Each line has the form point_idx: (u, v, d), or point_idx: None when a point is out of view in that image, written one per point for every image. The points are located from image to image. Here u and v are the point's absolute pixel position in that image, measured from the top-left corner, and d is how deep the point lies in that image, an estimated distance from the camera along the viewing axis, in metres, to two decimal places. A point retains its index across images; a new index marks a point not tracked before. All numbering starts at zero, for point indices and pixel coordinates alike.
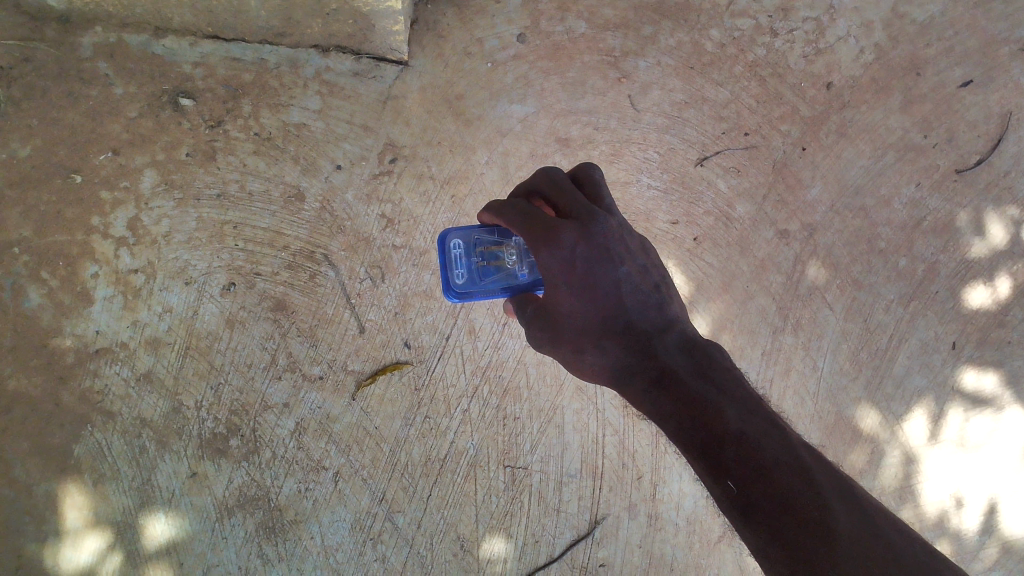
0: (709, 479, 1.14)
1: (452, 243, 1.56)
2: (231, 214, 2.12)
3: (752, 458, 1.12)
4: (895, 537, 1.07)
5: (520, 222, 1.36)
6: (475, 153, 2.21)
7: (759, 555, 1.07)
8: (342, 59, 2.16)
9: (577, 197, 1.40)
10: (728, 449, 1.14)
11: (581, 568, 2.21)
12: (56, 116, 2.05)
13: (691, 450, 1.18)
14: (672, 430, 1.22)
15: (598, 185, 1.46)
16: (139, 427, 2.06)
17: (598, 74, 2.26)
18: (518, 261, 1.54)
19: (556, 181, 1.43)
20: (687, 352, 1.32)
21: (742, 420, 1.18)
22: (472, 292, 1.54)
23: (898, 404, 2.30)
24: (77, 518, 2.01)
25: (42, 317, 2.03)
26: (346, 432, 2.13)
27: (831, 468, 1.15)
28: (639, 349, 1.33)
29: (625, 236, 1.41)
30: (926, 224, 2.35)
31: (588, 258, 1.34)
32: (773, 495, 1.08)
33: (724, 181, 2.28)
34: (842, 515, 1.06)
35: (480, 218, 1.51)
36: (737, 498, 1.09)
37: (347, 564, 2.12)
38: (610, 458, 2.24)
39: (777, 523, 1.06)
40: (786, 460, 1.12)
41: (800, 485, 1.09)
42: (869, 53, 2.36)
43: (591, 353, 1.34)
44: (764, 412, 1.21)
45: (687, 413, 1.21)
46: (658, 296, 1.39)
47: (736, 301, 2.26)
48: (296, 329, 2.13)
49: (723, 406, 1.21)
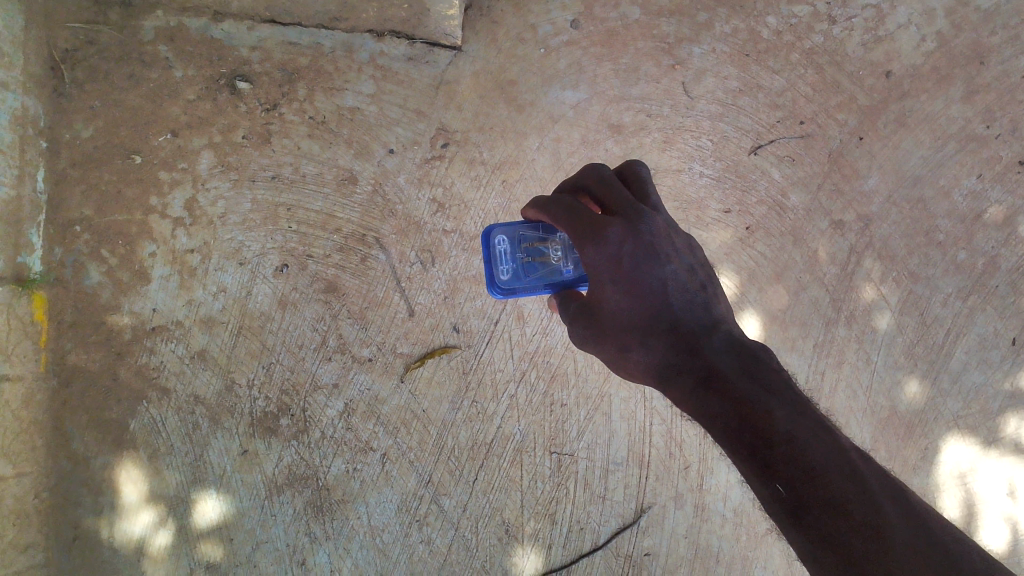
0: (756, 481, 1.07)
1: (497, 239, 1.58)
2: (285, 196, 2.15)
3: (804, 461, 1.05)
4: (948, 544, 1.02)
5: (566, 218, 1.35)
6: (526, 139, 2.21)
7: (810, 565, 1.02)
8: (396, 44, 2.18)
9: (624, 195, 1.37)
10: (780, 453, 1.06)
11: (626, 557, 2.20)
12: (117, 97, 2.09)
13: (738, 452, 1.10)
14: (718, 432, 1.14)
15: (646, 182, 1.42)
16: (193, 404, 2.10)
17: (652, 61, 2.24)
18: (562, 257, 1.54)
19: (604, 178, 1.40)
20: (732, 346, 1.23)
21: (792, 420, 1.10)
22: (516, 289, 1.55)
23: (953, 400, 2.25)
24: (131, 491, 2.06)
25: (101, 295, 2.08)
26: (395, 414, 2.15)
27: (881, 471, 1.09)
28: (681, 345, 1.24)
29: (672, 234, 1.37)
30: (987, 216, 2.29)
31: (634, 255, 1.31)
32: (826, 503, 1.02)
33: (778, 170, 2.25)
34: (895, 523, 1.02)
35: (525, 214, 1.50)
36: (789, 505, 1.03)
37: (393, 545, 2.14)
38: (657, 448, 2.22)
39: (831, 533, 1.00)
40: (839, 466, 1.05)
41: (853, 492, 1.03)
42: (931, 41, 2.30)
43: (636, 350, 1.28)
44: (813, 412, 1.13)
45: (734, 413, 1.13)
46: (704, 296, 1.32)
47: (788, 291, 2.23)
48: (347, 311, 2.15)
49: (772, 405, 1.12)
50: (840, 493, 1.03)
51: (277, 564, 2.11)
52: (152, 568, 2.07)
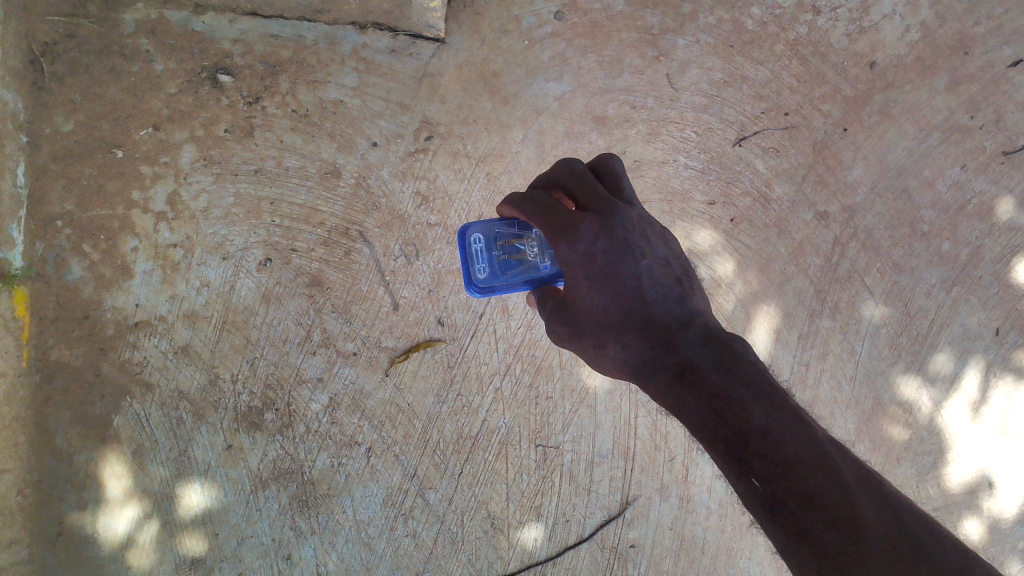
0: (733, 476, 1.09)
1: (473, 237, 1.57)
2: (268, 190, 2.14)
3: (778, 455, 1.07)
4: (923, 534, 1.03)
5: (540, 215, 1.33)
6: (510, 131, 2.20)
7: (787, 557, 1.02)
8: (379, 36, 2.16)
9: (597, 190, 1.35)
10: (753, 447, 1.09)
11: (611, 549, 2.21)
12: (98, 91, 2.08)
13: (715, 448, 1.13)
14: (696, 428, 1.16)
15: (619, 177, 1.40)
16: (177, 399, 2.09)
17: (636, 52, 2.23)
18: (539, 253, 1.52)
19: (578, 173, 1.37)
20: (709, 344, 1.26)
21: (766, 416, 1.13)
22: (495, 286, 1.54)
23: (936, 390, 2.26)
24: (116, 486, 2.06)
25: (84, 290, 2.06)
26: (380, 408, 2.15)
27: (854, 463, 1.11)
28: (660, 342, 1.26)
29: (645, 229, 1.36)
30: (970, 206, 2.30)
31: (607, 252, 1.30)
32: (800, 495, 1.04)
33: (763, 162, 2.25)
34: (869, 514, 1.03)
35: (501, 214, 1.48)
36: (764, 498, 1.05)
37: (379, 538, 2.14)
38: (643, 440, 2.23)
39: (806, 527, 1.01)
40: (813, 460, 1.07)
41: (826, 484, 1.05)
42: (915, 32, 2.30)
43: (612, 348, 1.29)
44: (788, 406, 1.15)
45: (711, 410, 1.16)
46: (679, 290, 1.34)
47: (773, 283, 2.23)
48: (331, 305, 2.14)
49: (747, 402, 1.15)
50: (814, 486, 1.05)
51: (263, 558, 2.11)
52: (138, 563, 2.07)
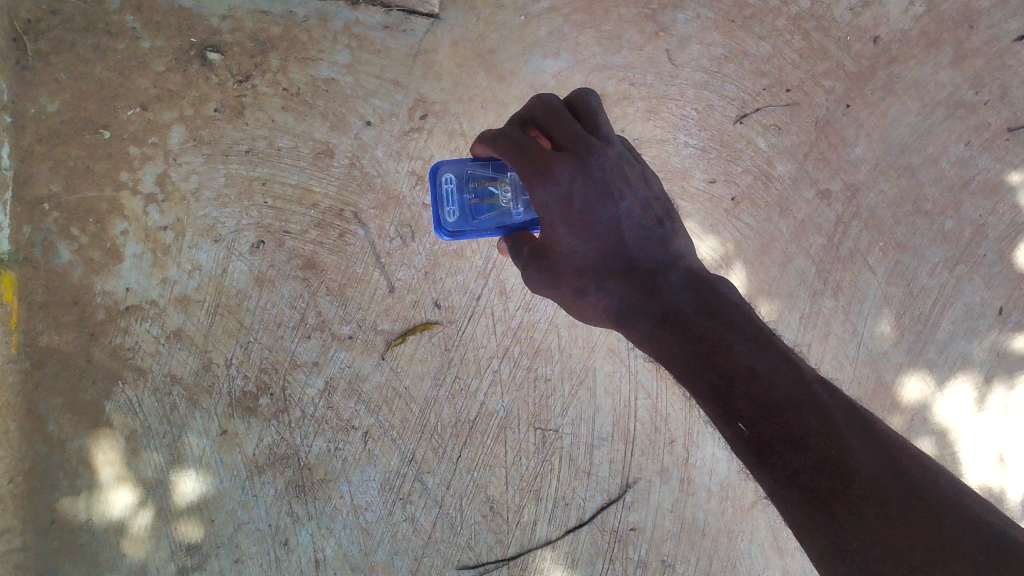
0: (722, 422, 1.07)
1: (444, 177, 1.53)
2: (260, 170, 2.09)
3: (763, 397, 1.04)
4: (916, 471, 0.98)
5: (513, 151, 1.29)
6: (507, 109, 2.15)
7: (780, 503, 1.00)
8: (372, 12, 2.11)
9: (573, 127, 1.30)
10: (739, 390, 1.06)
11: (611, 532, 2.19)
12: (83, 70, 2.02)
13: (702, 394, 1.10)
14: (683, 374, 1.14)
15: (595, 113, 1.36)
16: (170, 384, 2.06)
17: (635, 28, 2.18)
18: (511, 199, 1.50)
19: (553, 110, 1.33)
20: (693, 288, 1.24)
21: (752, 357, 1.09)
22: (465, 230, 1.52)
23: (940, 370, 2.24)
24: (109, 473, 2.03)
25: (73, 275, 2.02)
26: (376, 392, 2.12)
27: (846, 401, 1.07)
28: (643, 287, 1.25)
29: (624, 168, 1.33)
30: (975, 183, 2.26)
31: (585, 195, 1.26)
32: (786, 435, 1.00)
33: (764, 140, 2.21)
34: (860, 452, 0.98)
35: (473, 152, 1.45)
36: (752, 442, 1.02)
37: (376, 523, 2.12)
38: (643, 422, 2.20)
39: (794, 469, 0.98)
40: (801, 398, 1.03)
41: (814, 424, 1.00)
42: (920, 5, 2.24)
43: (592, 294, 1.28)
44: (777, 347, 1.12)
45: (697, 355, 1.13)
46: (661, 232, 1.32)
47: (774, 262, 2.20)
48: (325, 287, 2.10)
49: (733, 344, 1.12)
50: (802, 426, 1.01)
51: (260, 544, 2.09)
52: (133, 550, 2.05)
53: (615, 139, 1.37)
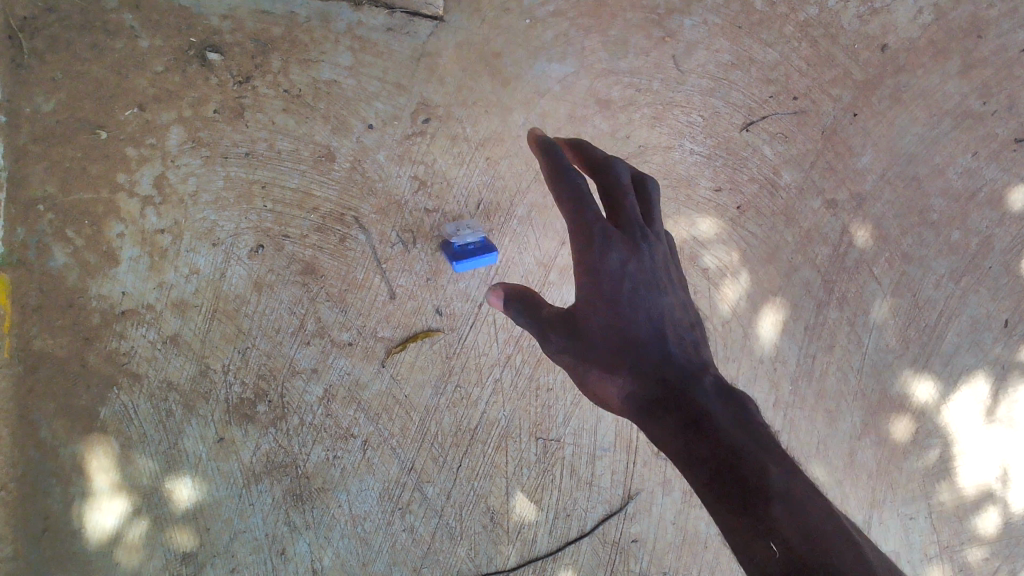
0: (691, 470, 1.10)
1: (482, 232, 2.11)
2: (259, 173, 2.06)
3: (734, 451, 1.09)
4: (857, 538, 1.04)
5: (541, 150, 1.41)
6: (511, 114, 2.13)
7: (738, 553, 1.02)
8: (375, 13, 2.07)
9: (599, 158, 1.45)
10: (709, 440, 1.11)
11: (612, 543, 2.17)
12: (80, 69, 1.97)
13: (673, 441, 1.14)
14: (655, 425, 1.19)
15: (646, 192, 1.47)
16: (166, 390, 2.03)
17: (642, 32, 2.15)
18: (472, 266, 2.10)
19: (603, 158, 1.46)
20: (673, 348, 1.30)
21: (727, 415, 1.15)
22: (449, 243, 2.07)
23: (944, 382, 2.22)
24: (102, 480, 2.00)
25: (69, 278, 1.98)
26: (376, 400, 2.09)
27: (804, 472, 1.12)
28: (622, 348, 1.30)
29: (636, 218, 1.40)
30: (981, 195, 2.24)
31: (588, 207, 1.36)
32: (751, 484, 1.04)
33: (771, 148, 2.19)
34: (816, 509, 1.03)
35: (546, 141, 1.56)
36: (718, 486, 1.06)
37: (375, 534, 2.09)
38: (645, 432, 2.17)
39: (762, 514, 1.01)
40: (767, 458, 1.08)
41: (777, 476, 1.06)
42: (928, 14, 2.22)
43: (557, 340, 1.35)
44: (745, 411, 1.18)
45: (671, 406, 1.18)
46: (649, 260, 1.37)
47: (779, 272, 2.18)
48: (325, 293, 2.07)
49: (708, 403, 1.18)
50: (767, 478, 1.05)
51: (256, 553, 2.07)
52: (127, 559, 2.02)
53: (626, 172, 1.45)
